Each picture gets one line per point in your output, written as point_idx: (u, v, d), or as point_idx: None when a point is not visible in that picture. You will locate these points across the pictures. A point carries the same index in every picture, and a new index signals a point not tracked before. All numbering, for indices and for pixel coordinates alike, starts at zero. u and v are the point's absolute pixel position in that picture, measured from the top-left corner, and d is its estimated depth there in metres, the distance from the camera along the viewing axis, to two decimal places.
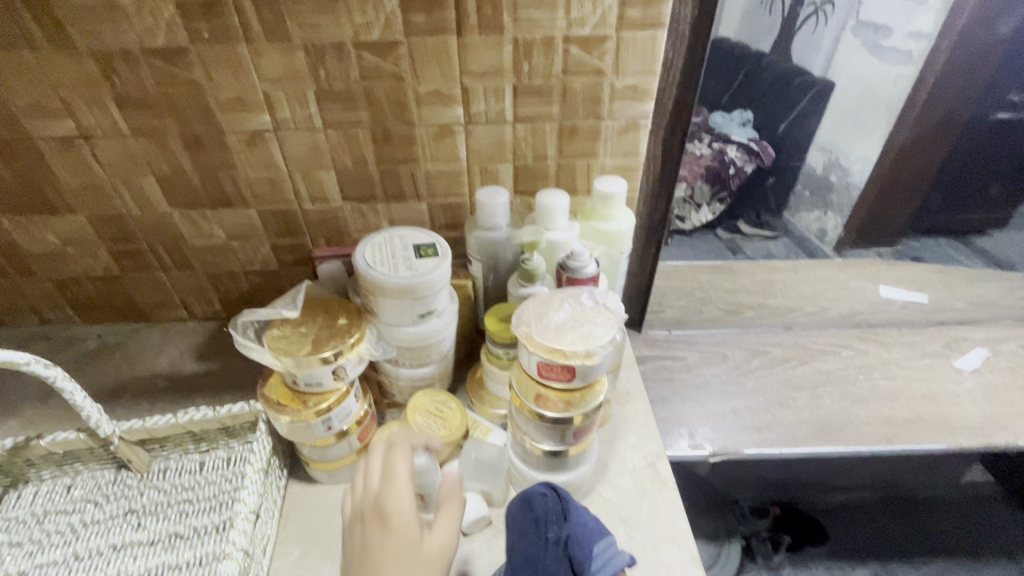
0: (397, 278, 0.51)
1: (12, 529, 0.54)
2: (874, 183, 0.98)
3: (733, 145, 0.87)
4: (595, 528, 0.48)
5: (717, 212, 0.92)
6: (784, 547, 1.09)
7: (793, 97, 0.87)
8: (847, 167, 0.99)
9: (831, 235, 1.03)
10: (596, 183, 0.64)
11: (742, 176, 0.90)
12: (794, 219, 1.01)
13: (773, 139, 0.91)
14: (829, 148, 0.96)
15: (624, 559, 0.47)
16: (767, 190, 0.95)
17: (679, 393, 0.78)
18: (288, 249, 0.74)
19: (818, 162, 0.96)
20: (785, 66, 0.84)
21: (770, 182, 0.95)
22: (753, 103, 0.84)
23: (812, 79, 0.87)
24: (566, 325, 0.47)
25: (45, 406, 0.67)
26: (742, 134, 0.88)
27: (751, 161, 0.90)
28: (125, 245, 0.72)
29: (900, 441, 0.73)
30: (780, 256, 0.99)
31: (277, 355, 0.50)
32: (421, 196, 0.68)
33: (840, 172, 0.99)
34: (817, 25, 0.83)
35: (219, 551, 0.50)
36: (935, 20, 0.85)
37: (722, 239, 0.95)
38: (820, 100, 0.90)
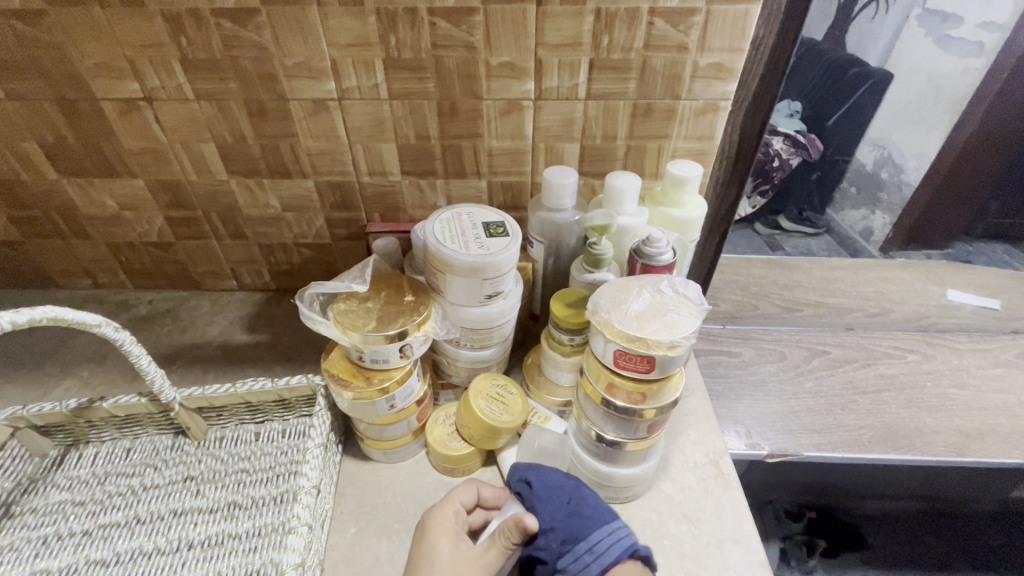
0: (468, 256, 0.49)
1: (74, 488, 0.54)
2: (928, 185, 0.89)
3: (778, 137, 0.79)
4: (558, 540, 0.46)
5: (758, 206, 0.90)
6: (819, 551, 1.03)
7: (846, 87, 0.77)
8: (901, 165, 0.88)
9: (878, 236, 0.98)
10: (668, 166, 0.61)
11: (787, 170, 0.83)
12: (839, 218, 0.97)
13: (820, 133, 0.83)
14: (882, 144, 0.86)
15: (594, 568, 0.44)
16: (813, 185, 0.90)
17: (734, 389, 0.75)
18: (342, 223, 0.72)
19: (869, 158, 0.88)
20: (839, 55, 0.73)
21: (815, 177, 0.89)
22: (805, 93, 0.76)
23: (869, 69, 0.76)
24: (647, 314, 0.45)
25: (102, 368, 0.68)
26: (789, 126, 0.79)
27: (797, 155, 0.82)
28: (182, 212, 0.72)
29: (972, 453, 0.69)
30: (822, 253, 0.98)
31: (344, 329, 0.48)
32: (482, 173, 0.66)
33: (892, 170, 0.89)
34: (878, 12, 0.72)
35: (279, 522, 0.50)
36: (1013, 10, 0.72)
37: (762, 235, 0.94)
38: (877, 93, 0.79)
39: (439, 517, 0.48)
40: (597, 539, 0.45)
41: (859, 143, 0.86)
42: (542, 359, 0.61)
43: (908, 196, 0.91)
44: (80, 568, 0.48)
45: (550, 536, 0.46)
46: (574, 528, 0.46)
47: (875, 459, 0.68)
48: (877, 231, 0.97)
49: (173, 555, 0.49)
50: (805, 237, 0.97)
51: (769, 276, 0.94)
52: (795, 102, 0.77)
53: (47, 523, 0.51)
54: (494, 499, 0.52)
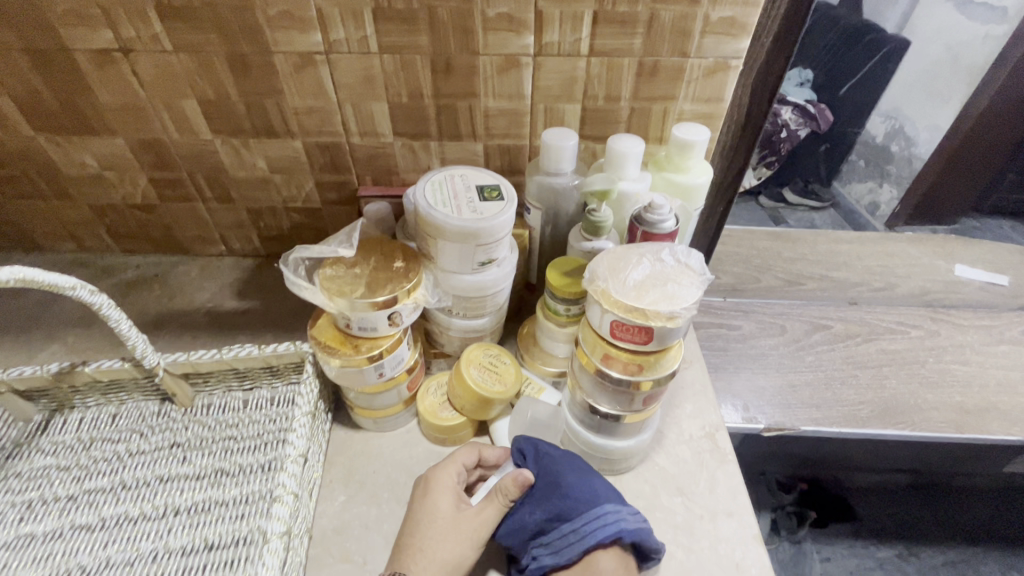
0: (460, 220, 0.47)
1: (59, 453, 0.53)
2: (941, 155, 0.90)
3: (788, 107, 0.81)
4: (542, 520, 0.45)
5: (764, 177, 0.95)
6: (809, 522, 1.05)
7: (861, 55, 0.80)
8: (912, 136, 0.91)
9: (882, 210, 1.01)
10: (673, 129, 0.57)
11: (794, 140, 0.86)
12: (845, 190, 1.01)
13: (831, 101, 0.88)
14: (894, 115, 0.90)
15: (576, 548, 0.43)
16: (819, 157, 0.98)
17: (733, 362, 0.74)
18: (333, 186, 0.70)
19: (879, 129, 0.93)
20: (856, 20, 0.77)
21: (822, 148, 0.97)
22: (819, 63, 0.81)
23: (886, 37, 0.80)
24: (646, 284, 0.43)
25: (87, 333, 0.66)
26: (800, 95, 0.84)
27: (806, 125, 0.84)
28: (165, 173, 0.69)
29: (970, 430, 0.69)
30: (827, 227, 0.98)
31: (330, 296, 0.47)
32: (478, 135, 0.63)
33: (902, 142, 0.93)
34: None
35: (266, 489, 0.49)
36: None
37: (766, 208, 0.99)
38: (893, 59, 0.83)
39: (443, 475, 0.47)
40: (584, 521, 0.43)
41: (870, 115, 0.91)
42: (536, 329, 0.59)
43: (917, 168, 0.93)
44: (66, 532, 0.48)
45: (532, 513, 0.45)
46: (560, 508, 0.45)
47: (873, 434, 0.67)
48: (884, 204, 1.00)
49: (160, 521, 0.48)
50: (811, 210, 0.99)
51: (772, 249, 0.92)
52: (807, 71, 0.82)
53: (32, 487, 0.50)
54: (494, 459, 0.50)
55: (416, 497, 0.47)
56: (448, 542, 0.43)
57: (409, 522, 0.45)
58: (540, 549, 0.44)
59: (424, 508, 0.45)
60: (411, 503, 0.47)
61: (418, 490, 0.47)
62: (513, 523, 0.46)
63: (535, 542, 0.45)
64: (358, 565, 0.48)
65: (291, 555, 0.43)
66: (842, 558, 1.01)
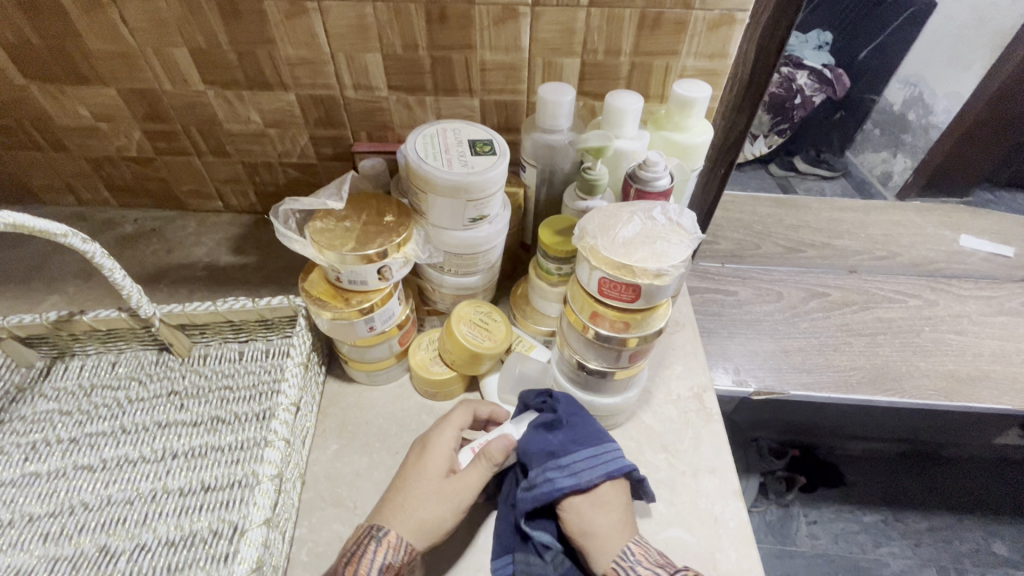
0: (451, 174, 0.46)
1: (61, 399, 0.54)
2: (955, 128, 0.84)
3: (804, 70, 0.76)
4: (569, 441, 0.46)
5: (773, 145, 0.87)
6: (797, 487, 1.07)
7: (884, 15, 0.73)
8: (931, 105, 0.84)
9: (896, 180, 0.94)
10: (673, 86, 0.56)
11: (808, 108, 0.81)
12: (857, 160, 0.93)
13: (849, 66, 0.80)
14: (914, 81, 0.81)
15: (599, 470, 0.45)
16: (833, 126, 0.88)
17: (727, 327, 0.74)
18: (328, 141, 0.69)
19: (897, 97, 0.84)
20: None
21: (836, 116, 0.87)
22: (833, 22, 0.73)
23: None
24: (635, 241, 0.43)
25: (87, 285, 0.67)
26: (816, 59, 0.77)
27: (822, 91, 0.80)
28: (159, 125, 0.68)
29: (959, 398, 0.69)
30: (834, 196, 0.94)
31: (320, 248, 0.47)
32: (474, 90, 0.61)
33: (920, 110, 0.85)
34: None
35: (260, 436, 0.51)
36: None
37: (774, 176, 0.91)
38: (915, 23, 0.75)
39: (439, 441, 0.47)
40: (604, 450, 0.47)
41: (889, 81, 0.82)
42: (529, 289, 0.59)
43: (934, 138, 0.86)
44: (68, 472, 0.50)
45: (557, 435, 0.47)
46: (585, 437, 0.47)
47: (862, 399, 0.68)
48: (897, 175, 0.94)
49: (158, 464, 0.50)
50: (821, 180, 0.93)
51: (774, 216, 0.90)
52: (824, 33, 0.75)
53: (35, 429, 0.52)
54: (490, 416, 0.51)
55: (411, 457, 0.47)
56: (426, 503, 0.43)
57: (400, 478, 0.46)
58: (559, 469, 0.45)
59: (414, 468, 0.46)
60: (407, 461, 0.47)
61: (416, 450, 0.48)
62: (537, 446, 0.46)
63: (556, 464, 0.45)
64: (349, 509, 0.49)
65: (283, 497, 0.45)
66: (828, 522, 1.04)
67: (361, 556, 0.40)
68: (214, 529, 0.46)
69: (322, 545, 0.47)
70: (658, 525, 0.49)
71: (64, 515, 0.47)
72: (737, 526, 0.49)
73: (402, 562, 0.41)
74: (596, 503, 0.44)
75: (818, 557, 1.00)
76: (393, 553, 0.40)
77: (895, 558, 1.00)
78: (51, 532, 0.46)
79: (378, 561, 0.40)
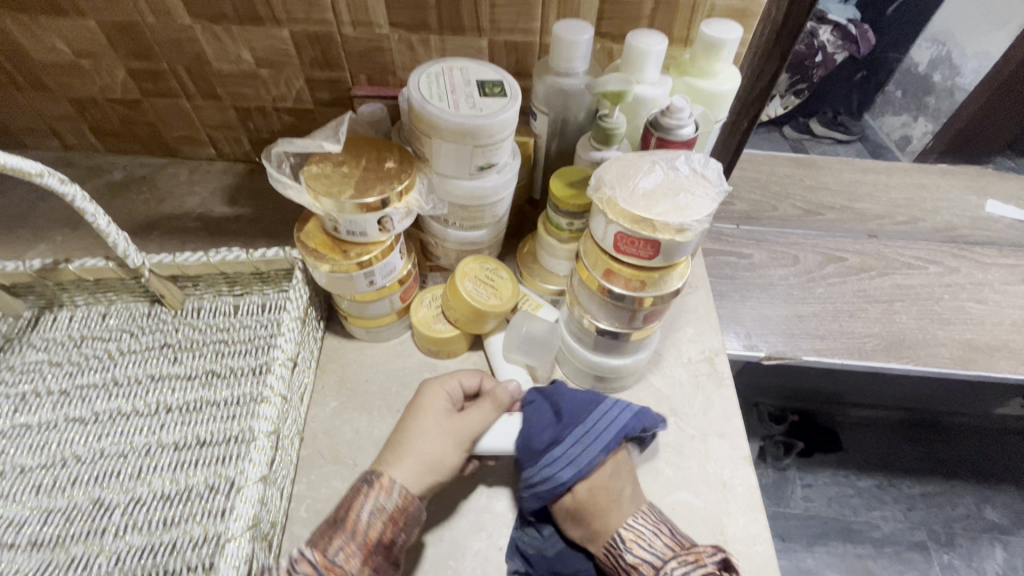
0: (458, 117, 0.42)
1: (50, 350, 0.52)
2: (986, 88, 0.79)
3: (827, 26, 0.71)
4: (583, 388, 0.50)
5: (789, 106, 0.84)
6: (795, 452, 1.06)
7: None
8: (959, 65, 0.79)
9: (914, 145, 0.90)
10: (702, 26, 0.51)
11: (830, 67, 0.77)
12: (876, 123, 0.89)
13: (874, 23, 0.74)
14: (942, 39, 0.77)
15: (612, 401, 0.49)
16: (854, 86, 0.84)
17: (740, 290, 0.71)
18: (324, 85, 0.63)
19: (923, 56, 0.79)
20: None
21: (859, 77, 0.83)
22: None
23: None
24: (657, 193, 0.40)
25: (75, 234, 0.64)
26: (842, 12, 0.71)
27: (845, 49, 0.75)
28: (143, 63, 0.62)
29: (975, 367, 0.67)
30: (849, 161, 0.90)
31: (316, 195, 0.44)
32: (483, 29, 0.55)
33: (947, 70, 0.80)
34: None
35: (256, 392, 0.49)
36: None
37: (788, 139, 0.88)
38: None
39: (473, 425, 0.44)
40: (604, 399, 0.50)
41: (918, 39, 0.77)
42: (537, 246, 0.56)
43: (959, 101, 0.83)
44: (60, 424, 0.48)
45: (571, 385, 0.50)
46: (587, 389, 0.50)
47: (874, 366, 0.66)
48: (916, 139, 0.89)
49: (152, 418, 0.48)
50: (836, 143, 0.89)
51: (794, 175, 0.86)
52: None
53: (25, 380, 0.51)
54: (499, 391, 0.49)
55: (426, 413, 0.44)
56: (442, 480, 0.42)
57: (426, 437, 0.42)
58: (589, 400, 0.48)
59: (443, 432, 0.43)
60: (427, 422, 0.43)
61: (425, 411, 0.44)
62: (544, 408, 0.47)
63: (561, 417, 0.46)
64: (350, 466, 0.48)
65: (280, 454, 0.44)
66: (824, 486, 1.04)
67: (362, 506, 0.38)
68: (210, 484, 0.44)
69: (321, 502, 0.46)
70: (665, 488, 0.48)
71: (55, 467, 0.46)
72: (745, 492, 0.48)
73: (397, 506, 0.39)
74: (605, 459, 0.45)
75: (811, 519, 1.01)
76: (385, 494, 0.39)
77: (887, 522, 1.02)
78: (43, 484, 0.45)
79: (370, 506, 0.38)
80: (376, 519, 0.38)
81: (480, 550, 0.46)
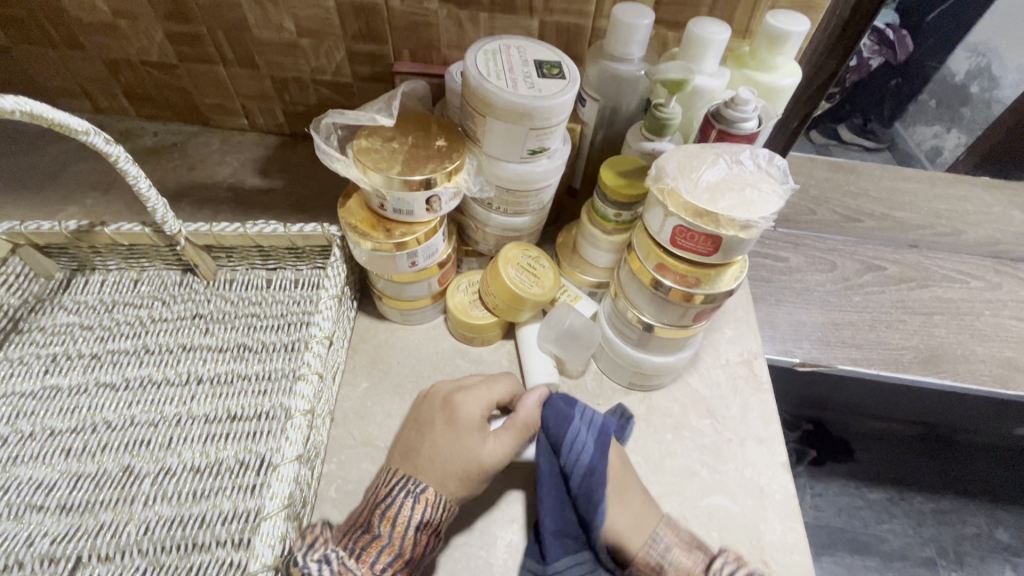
0: (516, 96, 0.41)
1: (82, 312, 0.52)
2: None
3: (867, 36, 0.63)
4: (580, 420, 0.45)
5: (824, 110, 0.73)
6: (807, 460, 1.03)
7: None
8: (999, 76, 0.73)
9: (945, 157, 0.83)
10: (766, 17, 0.49)
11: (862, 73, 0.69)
12: (907, 133, 0.80)
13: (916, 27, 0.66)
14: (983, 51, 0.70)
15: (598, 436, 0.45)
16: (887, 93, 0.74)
17: (775, 294, 0.70)
18: (365, 60, 0.62)
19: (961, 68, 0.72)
20: None
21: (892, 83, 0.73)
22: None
23: None
24: (722, 187, 0.38)
25: (107, 198, 0.63)
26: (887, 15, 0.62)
27: (879, 55, 0.67)
28: (183, 27, 0.61)
29: (1014, 386, 0.66)
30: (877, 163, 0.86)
31: (364, 170, 0.42)
32: (535, 8, 0.53)
33: (984, 81, 0.74)
34: None
35: (289, 369, 0.48)
36: None
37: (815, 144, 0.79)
38: None
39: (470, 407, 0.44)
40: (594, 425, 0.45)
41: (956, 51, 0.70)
42: (578, 235, 0.55)
43: (996, 114, 0.76)
44: (90, 389, 0.48)
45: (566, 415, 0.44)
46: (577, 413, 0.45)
47: (911, 379, 0.65)
48: (948, 152, 0.82)
49: (182, 388, 0.48)
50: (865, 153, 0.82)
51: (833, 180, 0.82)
52: None
53: (55, 342, 0.50)
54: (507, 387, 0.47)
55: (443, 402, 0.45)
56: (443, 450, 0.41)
57: (441, 451, 0.42)
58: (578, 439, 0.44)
59: (448, 427, 0.43)
60: (433, 417, 0.44)
61: (430, 404, 0.45)
62: (571, 404, 0.45)
63: (582, 418, 0.44)
64: (380, 449, 0.48)
65: (314, 434, 0.43)
66: (834, 495, 1.01)
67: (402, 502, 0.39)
68: (241, 459, 0.44)
69: (352, 484, 0.46)
70: (701, 491, 0.47)
71: (85, 432, 0.46)
72: (784, 499, 0.47)
73: (439, 519, 0.40)
74: (626, 473, 0.45)
75: (821, 528, 0.99)
76: (430, 511, 0.39)
77: (897, 535, 0.99)
78: (73, 448, 0.45)
79: (409, 512, 0.39)
80: (417, 530, 0.38)
81: (513, 542, 0.45)
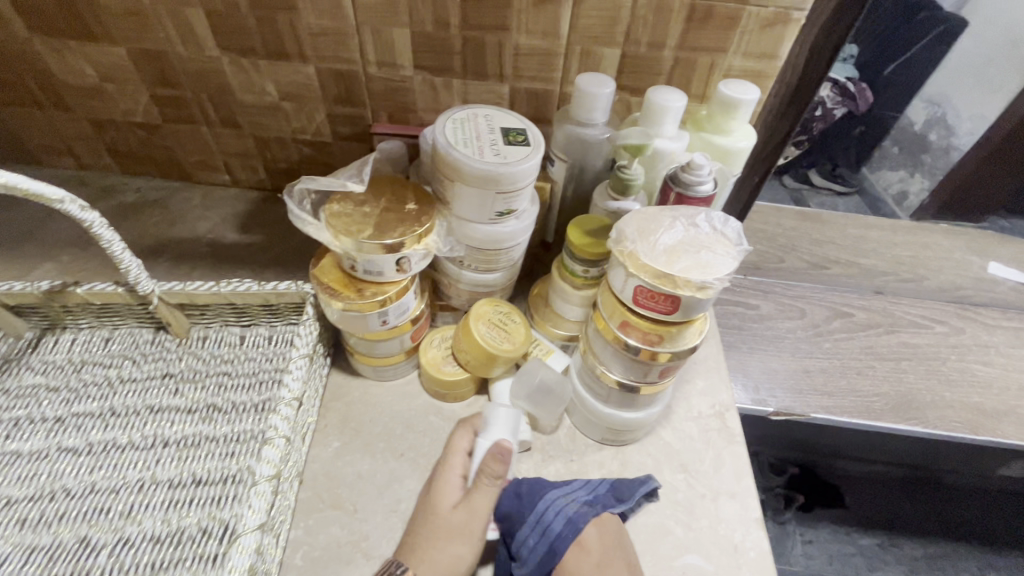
0: (482, 163, 0.43)
1: (49, 373, 0.51)
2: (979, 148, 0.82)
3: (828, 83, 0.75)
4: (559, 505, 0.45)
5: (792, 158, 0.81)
6: (795, 506, 1.01)
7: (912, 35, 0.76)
8: (954, 125, 0.84)
9: (911, 201, 0.90)
10: (720, 86, 0.52)
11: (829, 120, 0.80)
12: (873, 177, 0.92)
13: (872, 82, 0.81)
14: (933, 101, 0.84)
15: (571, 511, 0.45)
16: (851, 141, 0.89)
17: (748, 341, 0.71)
18: (345, 121, 0.64)
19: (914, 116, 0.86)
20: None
21: (856, 132, 0.88)
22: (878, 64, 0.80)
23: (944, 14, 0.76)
24: (678, 249, 0.40)
25: (84, 255, 0.63)
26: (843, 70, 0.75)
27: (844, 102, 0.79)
28: (169, 91, 0.63)
29: (983, 432, 0.67)
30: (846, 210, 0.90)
31: (335, 233, 0.43)
32: (505, 76, 0.56)
33: (942, 130, 0.86)
34: None
35: (258, 430, 0.48)
36: None
37: (789, 187, 0.89)
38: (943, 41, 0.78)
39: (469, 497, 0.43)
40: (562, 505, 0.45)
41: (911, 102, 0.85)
42: (549, 289, 0.56)
43: (954, 160, 0.85)
44: (51, 454, 0.47)
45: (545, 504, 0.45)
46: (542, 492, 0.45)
47: (883, 427, 0.65)
48: (913, 195, 0.90)
49: (147, 452, 0.47)
50: (836, 196, 0.90)
51: (800, 229, 0.85)
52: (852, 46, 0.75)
53: (19, 405, 0.49)
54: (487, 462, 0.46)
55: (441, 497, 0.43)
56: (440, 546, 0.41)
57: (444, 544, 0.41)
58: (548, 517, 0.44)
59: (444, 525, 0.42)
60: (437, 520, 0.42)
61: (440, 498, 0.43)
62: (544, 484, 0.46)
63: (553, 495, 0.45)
64: (349, 512, 0.47)
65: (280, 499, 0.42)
66: (824, 542, 0.99)
67: None
68: (203, 527, 0.43)
69: (318, 550, 0.45)
70: (674, 550, 0.46)
71: (42, 500, 0.44)
72: (757, 558, 0.46)
73: None
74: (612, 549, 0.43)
75: None
76: None
77: None
78: (28, 518, 0.43)
79: None
80: None
81: None
